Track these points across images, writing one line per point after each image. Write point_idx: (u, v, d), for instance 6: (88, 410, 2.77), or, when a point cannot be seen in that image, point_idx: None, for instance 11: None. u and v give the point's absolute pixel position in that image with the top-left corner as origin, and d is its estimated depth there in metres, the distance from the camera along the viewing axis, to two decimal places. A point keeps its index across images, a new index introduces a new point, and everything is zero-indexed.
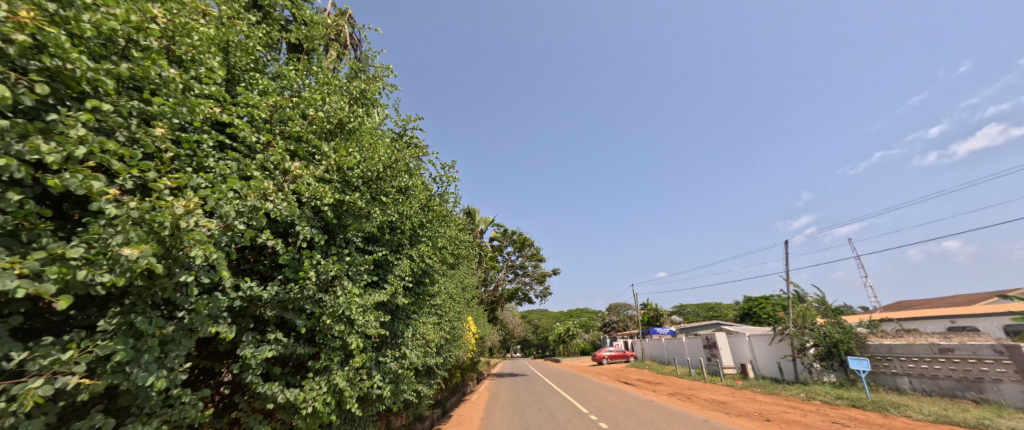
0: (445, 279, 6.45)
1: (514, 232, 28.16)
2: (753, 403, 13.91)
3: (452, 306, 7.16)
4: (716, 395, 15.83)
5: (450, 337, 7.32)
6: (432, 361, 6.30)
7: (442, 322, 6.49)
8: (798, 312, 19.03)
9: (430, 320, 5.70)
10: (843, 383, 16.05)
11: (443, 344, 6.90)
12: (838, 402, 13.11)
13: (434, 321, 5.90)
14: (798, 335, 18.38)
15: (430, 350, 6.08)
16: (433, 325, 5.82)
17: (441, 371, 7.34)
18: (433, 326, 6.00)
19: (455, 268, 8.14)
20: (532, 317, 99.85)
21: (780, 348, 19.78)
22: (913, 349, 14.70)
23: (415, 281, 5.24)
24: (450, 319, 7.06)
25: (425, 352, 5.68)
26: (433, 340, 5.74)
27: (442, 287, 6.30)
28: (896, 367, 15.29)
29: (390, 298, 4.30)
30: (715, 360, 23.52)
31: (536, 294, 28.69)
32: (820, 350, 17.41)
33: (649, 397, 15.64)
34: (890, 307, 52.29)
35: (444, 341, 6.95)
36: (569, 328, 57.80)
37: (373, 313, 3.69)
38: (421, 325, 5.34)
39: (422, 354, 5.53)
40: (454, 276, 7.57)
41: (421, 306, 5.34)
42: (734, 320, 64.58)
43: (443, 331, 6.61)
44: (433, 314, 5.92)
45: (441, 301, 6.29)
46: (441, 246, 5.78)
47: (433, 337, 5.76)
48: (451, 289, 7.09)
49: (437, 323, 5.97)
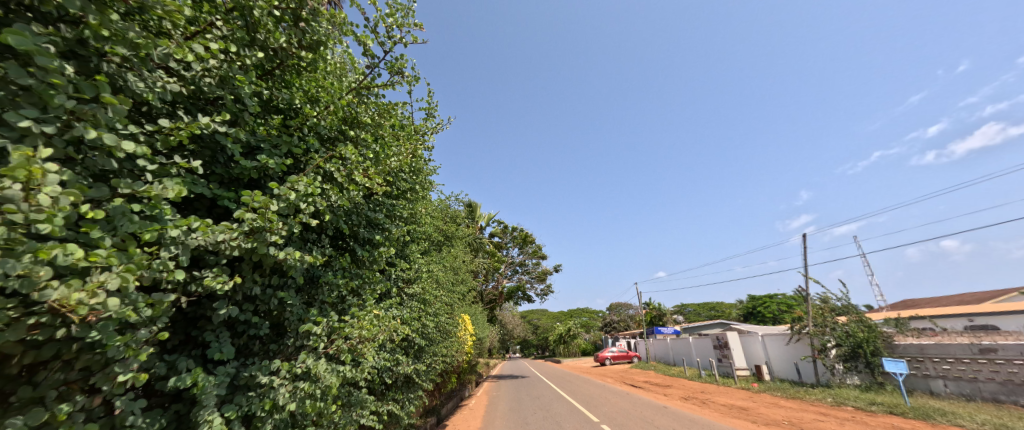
0: (417, 257, 5.01)
1: (515, 228, 26.92)
2: (777, 409, 12.70)
3: (439, 300, 5.87)
4: (734, 400, 14.56)
5: (437, 336, 6.02)
6: (406, 371, 4.92)
7: (421, 318, 5.11)
8: (818, 310, 17.85)
9: (390, 312, 4.06)
10: (870, 385, 14.89)
11: (425, 346, 5.55)
12: (873, 408, 11.88)
13: (398, 312, 4.28)
14: (818, 335, 17.20)
15: (399, 353, 4.62)
16: (395, 319, 4.16)
17: (428, 379, 6.03)
18: (403, 322, 4.52)
19: (444, 254, 6.83)
20: (533, 317, 98.85)
21: (798, 349, 18.57)
22: (949, 349, 13.44)
23: (342, 236, 3.51)
24: (436, 317, 5.70)
25: (383, 356, 4.09)
26: (401, 338, 4.26)
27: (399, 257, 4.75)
28: (928, 369, 14.04)
29: (250, 248, 2.18)
30: (726, 361, 22.31)
31: (537, 294, 27.47)
32: (844, 351, 16.20)
33: (662, 403, 14.33)
34: (896, 306, 51.11)
35: (427, 342, 5.58)
36: (570, 329, 56.83)
37: (76, 248, 1.50)
38: (373, 316, 3.24)
39: (377, 359, 3.91)
40: (441, 262, 6.28)
41: (375, 283, 3.66)
42: (739, 319, 63.40)
43: (417, 331, 5.07)
44: (391, 304, 4.29)
45: (413, 288, 4.82)
46: (403, 206, 4.26)
47: (399, 334, 4.21)
48: (436, 276, 5.70)
49: (406, 316, 4.43)
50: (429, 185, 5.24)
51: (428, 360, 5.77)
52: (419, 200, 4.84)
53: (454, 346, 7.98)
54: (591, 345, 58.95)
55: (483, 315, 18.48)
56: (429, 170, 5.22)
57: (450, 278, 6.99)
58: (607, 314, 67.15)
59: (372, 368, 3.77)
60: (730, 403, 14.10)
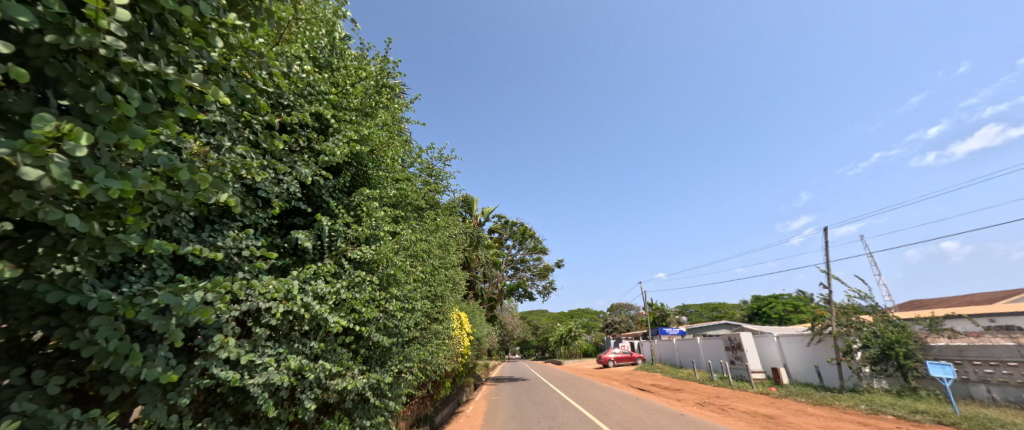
0: (375, 212, 3.76)
1: (515, 223, 25.65)
2: (808, 418, 11.51)
3: (416, 286, 4.58)
4: (754, 406, 13.37)
5: (414, 333, 4.79)
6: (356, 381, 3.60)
7: (380, 303, 3.77)
8: (842, 309, 16.60)
9: (298, 280, 2.78)
10: (902, 391, 13.71)
11: (392, 344, 4.21)
12: (918, 417, 10.66)
13: (326, 285, 2.98)
14: (843, 335, 16.02)
15: (339, 353, 3.31)
16: (309, 294, 2.85)
17: (406, 387, 4.83)
18: (340, 306, 3.19)
19: (426, 229, 5.55)
20: (531, 317, 97.81)
21: (819, 350, 17.36)
22: (993, 351, 12.17)
23: None
24: (409, 305, 4.38)
25: (295, 358, 2.76)
26: (336, 327, 2.98)
27: (314, 199, 3.61)
28: (969, 373, 12.78)
29: None
30: (739, 363, 21.12)
31: (539, 292, 26.19)
32: (872, 352, 14.99)
33: (678, 410, 13.00)
34: (905, 307, 49.61)
35: (393, 338, 4.23)
36: (571, 329, 55.71)
37: None
38: None
39: (268, 356, 2.66)
40: (421, 236, 5.00)
41: (252, 169, 2.35)
42: (742, 319, 62.22)
43: (376, 323, 3.75)
44: (317, 274, 2.99)
45: (365, 255, 3.50)
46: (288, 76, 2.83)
47: (323, 319, 2.95)
48: (408, 247, 4.42)
49: (346, 293, 3.15)
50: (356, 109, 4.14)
51: (399, 361, 4.47)
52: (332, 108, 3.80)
53: (442, 348, 6.69)
54: (591, 345, 57.84)
55: (481, 314, 17.29)
56: (357, 86, 4.09)
57: (437, 262, 5.76)
58: (608, 314, 66.04)
59: (257, 381, 2.48)
60: (752, 411, 12.82)
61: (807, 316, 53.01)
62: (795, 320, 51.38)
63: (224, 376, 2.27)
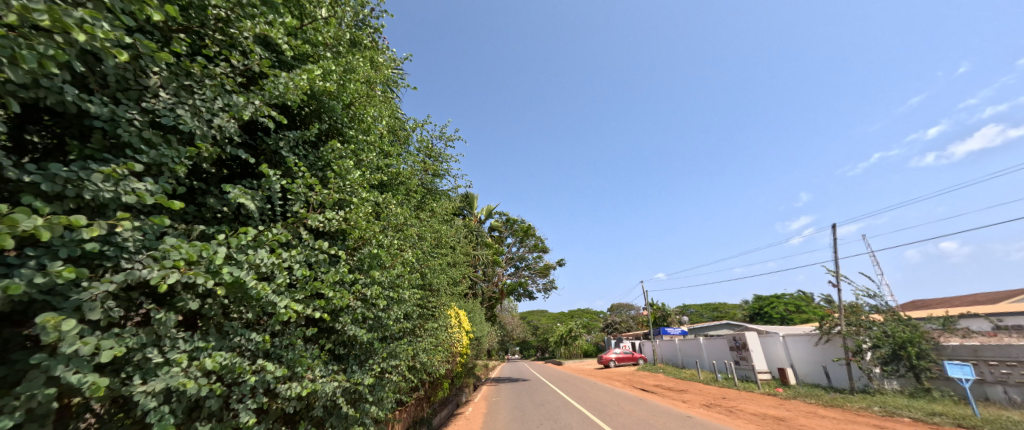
0: (348, 174, 3.30)
1: (515, 220, 25.21)
2: (819, 420, 11.11)
3: (403, 273, 4.10)
4: (762, 407, 12.99)
5: (402, 327, 4.39)
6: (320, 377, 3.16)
7: (354, 287, 3.29)
8: (852, 308, 16.15)
9: (229, 247, 2.24)
10: (915, 392, 13.29)
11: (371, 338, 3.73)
12: (936, 419, 10.25)
13: (274, 257, 2.48)
14: (853, 335, 15.58)
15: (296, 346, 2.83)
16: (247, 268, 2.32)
17: (395, 387, 4.43)
18: (294, 290, 2.67)
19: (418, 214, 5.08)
20: (531, 317, 97.38)
21: (827, 350, 16.94)
22: (1010, 350, 11.70)
23: None
24: (393, 293, 3.90)
25: (222, 355, 2.22)
26: (284, 313, 2.50)
27: (270, 153, 3.12)
28: (985, 373, 12.33)
29: None
30: (744, 363, 20.71)
31: (540, 291, 25.76)
32: (883, 352, 14.58)
33: (685, 412, 12.58)
34: (908, 307, 49.26)
35: (373, 330, 3.76)
36: (572, 330, 55.31)
37: None
38: None
39: (180, 353, 2.09)
40: (409, 217, 4.53)
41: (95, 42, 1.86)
42: (744, 320, 61.83)
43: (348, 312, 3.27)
44: (263, 242, 2.47)
45: (330, 223, 2.99)
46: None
47: (268, 300, 2.46)
48: (388, 224, 3.93)
49: (303, 268, 2.66)
50: (323, 51, 3.75)
51: (382, 359, 4.00)
52: (288, 32, 3.34)
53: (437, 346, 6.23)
54: (591, 345, 57.48)
55: (481, 313, 16.88)
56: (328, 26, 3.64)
57: (430, 252, 5.35)
58: (608, 314, 65.62)
59: (149, 389, 1.88)
60: (761, 412, 12.42)
61: (809, 316, 52.72)
62: (797, 320, 51.09)
63: (79, 384, 1.66)
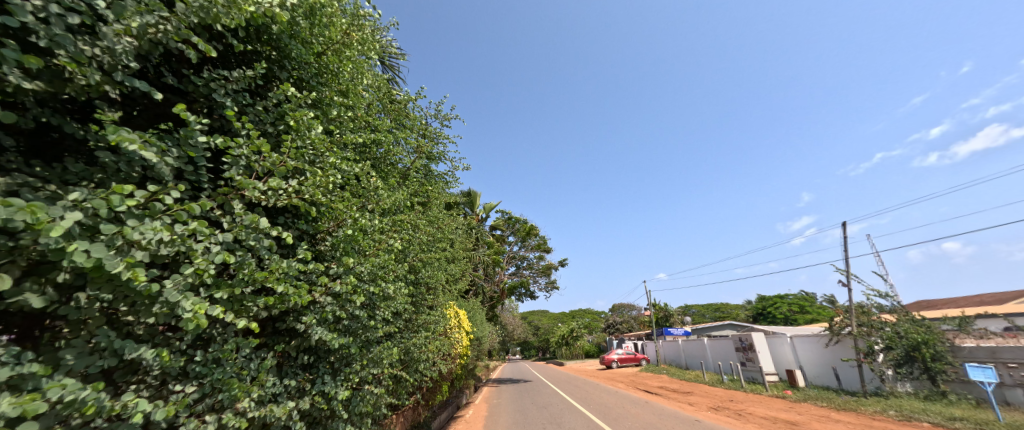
0: (307, 129, 2.93)
1: (518, 219, 24.81)
2: (833, 424, 10.70)
3: (386, 268, 3.68)
4: (771, 411, 12.61)
5: (388, 325, 4.05)
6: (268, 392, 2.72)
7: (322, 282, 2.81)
8: (863, 308, 15.76)
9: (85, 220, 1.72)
10: (930, 395, 12.89)
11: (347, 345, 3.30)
12: (956, 424, 9.84)
13: (171, 234, 1.96)
14: (864, 336, 15.18)
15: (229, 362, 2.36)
16: (122, 249, 1.82)
17: (382, 389, 4.09)
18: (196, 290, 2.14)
19: (408, 201, 4.67)
20: (532, 317, 96.97)
21: (836, 352, 16.54)
22: None
23: None
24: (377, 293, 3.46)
25: (58, 388, 1.63)
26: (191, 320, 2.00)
27: (203, 99, 2.71)
28: (1003, 376, 11.91)
29: None
30: (750, 364, 20.31)
31: (542, 290, 25.32)
32: (895, 354, 14.17)
33: (693, 416, 12.12)
34: (914, 307, 48.73)
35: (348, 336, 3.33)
36: (573, 330, 54.94)
37: None
38: None
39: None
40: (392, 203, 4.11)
41: None
42: (747, 320, 61.47)
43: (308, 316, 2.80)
44: (158, 213, 1.96)
45: (277, 198, 2.57)
46: None
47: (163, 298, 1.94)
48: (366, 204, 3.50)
49: (228, 257, 2.19)
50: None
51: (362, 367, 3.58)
52: None
53: (434, 346, 5.83)
54: (592, 345, 57.16)
55: (481, 313, 16.51)
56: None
57: (424, 244, 5.00)
58: (610, 315, 65.22)
59: None
60: (771, 416, 11.99)
61: (814, 316, 52.30)
62: (802, 320, 50.62)
63: None
